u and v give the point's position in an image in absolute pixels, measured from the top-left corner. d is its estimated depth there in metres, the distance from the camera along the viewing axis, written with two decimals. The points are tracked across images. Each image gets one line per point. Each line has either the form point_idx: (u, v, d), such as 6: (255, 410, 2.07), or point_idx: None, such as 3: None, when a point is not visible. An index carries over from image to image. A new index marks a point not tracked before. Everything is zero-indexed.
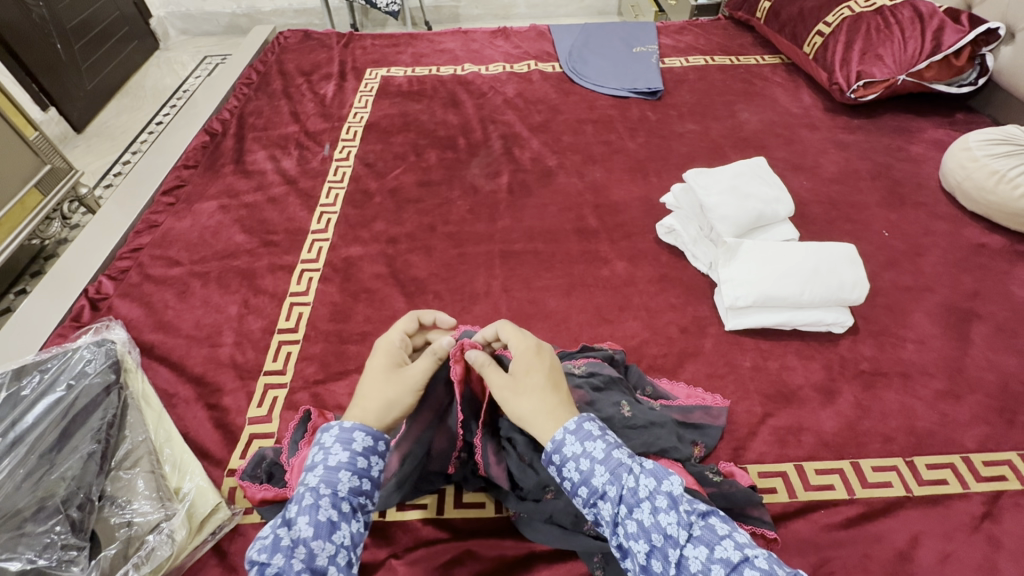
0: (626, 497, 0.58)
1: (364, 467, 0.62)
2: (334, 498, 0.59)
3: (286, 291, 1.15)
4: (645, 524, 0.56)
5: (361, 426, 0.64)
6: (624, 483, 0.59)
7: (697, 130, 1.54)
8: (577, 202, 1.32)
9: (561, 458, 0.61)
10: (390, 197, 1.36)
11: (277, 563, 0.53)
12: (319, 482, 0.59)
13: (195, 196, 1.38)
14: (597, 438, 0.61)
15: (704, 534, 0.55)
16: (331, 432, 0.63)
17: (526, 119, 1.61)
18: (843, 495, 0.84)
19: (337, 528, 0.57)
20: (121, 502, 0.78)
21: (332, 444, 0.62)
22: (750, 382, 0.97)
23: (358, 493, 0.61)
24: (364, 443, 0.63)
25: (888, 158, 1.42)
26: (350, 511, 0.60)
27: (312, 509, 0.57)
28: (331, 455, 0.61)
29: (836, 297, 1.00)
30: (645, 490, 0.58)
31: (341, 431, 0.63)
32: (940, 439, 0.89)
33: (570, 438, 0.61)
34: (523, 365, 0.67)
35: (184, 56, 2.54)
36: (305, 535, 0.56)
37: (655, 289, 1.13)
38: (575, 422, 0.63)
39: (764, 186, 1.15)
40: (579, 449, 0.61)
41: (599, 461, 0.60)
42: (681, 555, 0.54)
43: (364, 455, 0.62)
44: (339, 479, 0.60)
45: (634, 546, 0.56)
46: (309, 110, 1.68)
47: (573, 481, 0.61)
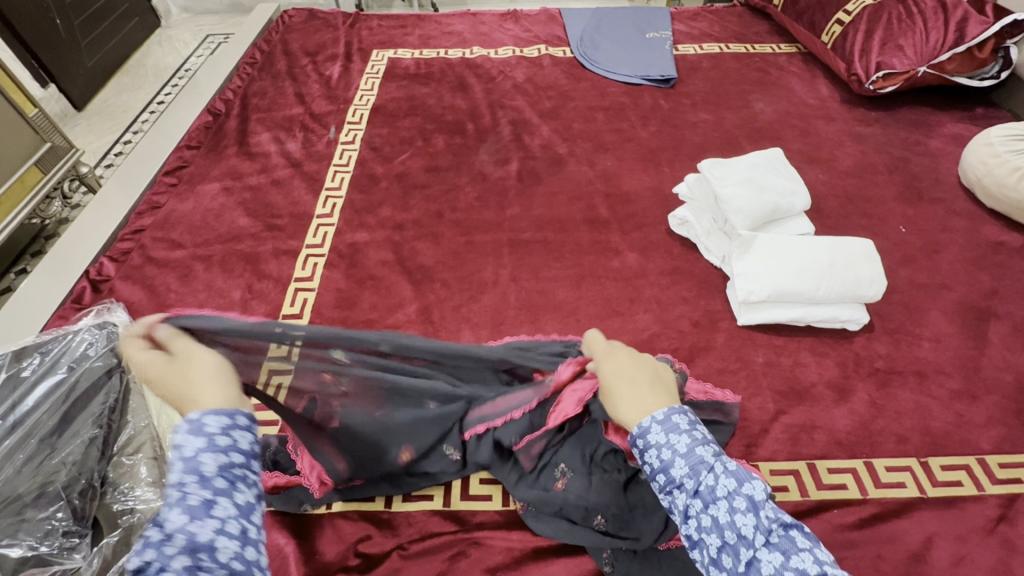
0: (704, 493, 0.55)
1: (228, 445, 0.54)
2: (202, 480, 0.51)
3: (291, 276, 1.13)
4: (721, 521, 0.54)
5: (210, 409, 0.55)
6: (704, 480, 0.56)
7: (711, 119, 1.51)
8: (588, 191, 1.30)
9: (644, 444, 0.60)
10: (397, 182, 1.33)
11: (146, 559, 0.46)
12: (180, 476, 0.51)
13: (198, 177, 1.36)
14: (683, 432, 0.59)
15: (781, 542, 0.52)
16: (175, 428, 0.54)
17: (536, 105, 1.58)
18: (856, 494, 0.83)
19: (214, 504, 0.50)
20: (123, 488, 0.76)
21: (182, 437, 0.53)
22: (763, 378, 0.96)
23: (234, 467, 0.53)
24: (219, 423, 0.54)
25: (906, 152, 1.39)
26: (227, 486, 0.52)
27: (177, 498, 0.49)
28: (185, 446, 0.52)
29: (852, 294, 0.98)
30: (725, 489, 0.55)
31: (187, 422, 0.54)
32: (955, 440, 0.88)
33: (656, 427, 0.60)
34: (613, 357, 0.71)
35: (186, 35, 2.48)
36: (177, 524, 0.48)
37: (666, 281, 1.11)
38: (665, 412, 0.61)
39: (781, 178, 1.13)
40: (663, 439, 0.59)
41: (681, 454, 0.58)
42: (755, 557, 0.52)
43: (223, 433, 0.54)
44: (202, 463, 0.51)
45: (706, 540, 0.55)
46: (314, 91, 1.64)
47: (651, 467, 0.59)
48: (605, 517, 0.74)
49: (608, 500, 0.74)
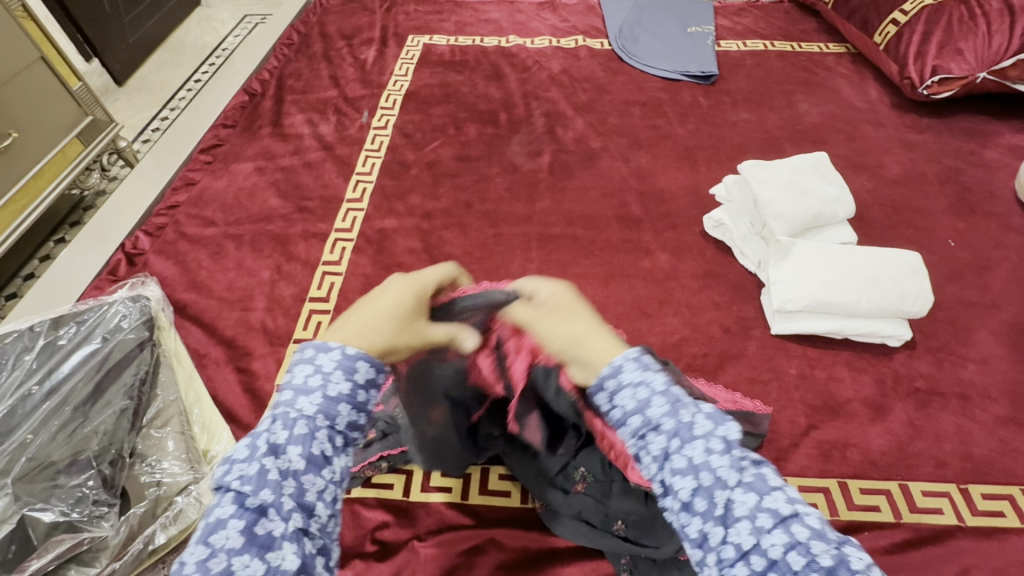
0: (682, 429, 0.50)
1: (363, 401, 0.54)
2: (331, 431, 0.51)
3: (319, 259, 1.13)
4: (697, 462, 0.49)
5: (367, 355, 0.54)
6: (682, 417, 0.51)
7: (752, 119, 1.46)
8: (621, 188, 1.27)
9: (616, 384, 0.53)
10: (427, 170, 1.33)
11: (264, 498, 0.47)
12: (315, 412, 0.51)
13: (232, 155, 1.37)
14: (658, 369, 0.54)
15: (756, 481, 0.48)
16: (331, 353, 0.54)
17: (571, 97, 1.55)
18: (889, 518, 0.80)
19: (329, 464, 0.50)
20: (151, 460, 0.78)
21: (333, 369, 0.53)
22: (795, 391, 0.92)
23: (354, 428, 0.54)
24: (366, 376, 0.54)
25: (959, 162, 1.32)
26: (342, 446, 0.52)
27: (306, 440, 0.50)
28: (332, 384, 0.52)
29: (895, 308, 0.94)
30: (704, 428, 0.50)
31: (344, 358, 0.53)
32: (998, 468, 0.84)
33: (630, 365, 0.53)
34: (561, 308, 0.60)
35: (225, 14, 2.50)
36: (294, 468, 0.49)
37: (698, 285, 1.08)
38: (637, 351, 0.55)
39: (825, 184, 1.08)
40: (638, 378, 0.53)
41: (658, 392, 0.52)
42: (731, 499, 0.47)
43: (365, 388, 0.54)
44: (339, 413, 0.52)
45: (679, 483, 0.49)
46: (348, 74, 1.64)
47: (623, 409, 0.52)
48: (625, 522, 0.73)
49: (628, 507, 0.73)
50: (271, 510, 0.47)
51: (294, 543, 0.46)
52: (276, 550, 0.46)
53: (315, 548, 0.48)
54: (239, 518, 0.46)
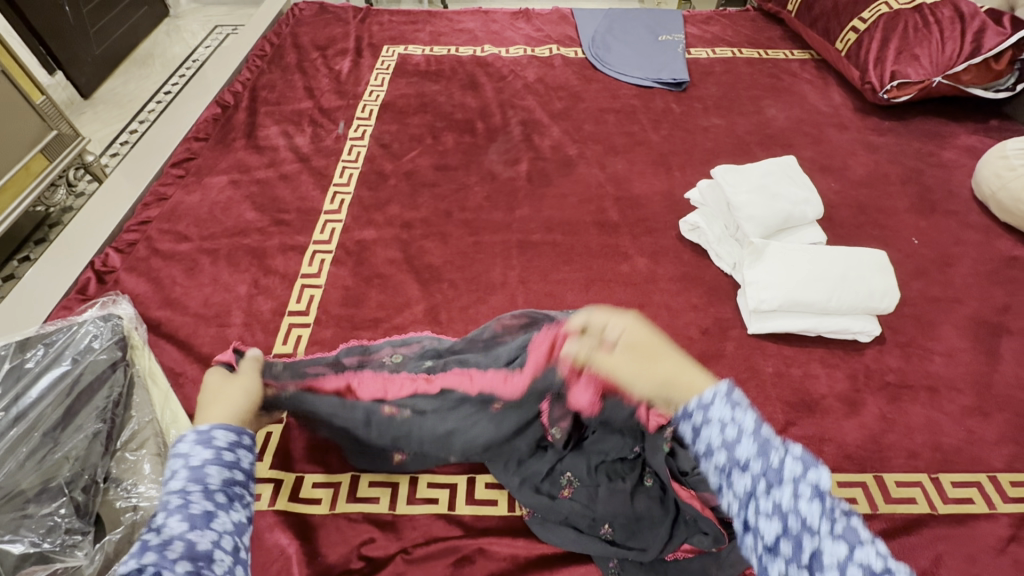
0: (771, 473, 0.55)
1: (233, 460, 0.63)
2: (206, 491, 0.58)
3: (298, 272, 1.12)
4: (783, 506, 0.53)
5: (220, 426, 0.66)
6: (771, 460, 0.55)
7: (723, 124, 1.50)
8: (598, 194, 1.29)
9: (704, 419, 0.61)
10: (406, 180, 1.32)
11: (147, 561, 0.50)
12: (185, 484, 0.58)
13: (205, 169, 1.35)
14: (747, 409, 0.59)
15: (847, 533, 0.50)
16: (187, 439, 0.63)
17: (546, 105, 1.57)
18: (866, 510, 0.82)
19: (214, 517, 0.57)
20: (127, 485, 0.75)
21: (190, 447, 0.62)
22: (773, 388, 0.95)
23: (232, 483, 0.61)
24: (224, 440, 0.64)
25: (919, 163, 1.38)
26: (226, 501, 0.59)
27: (183, 506, 0.56)
28: (193, 456, 0.61)
29: (864, 305, 0.98)
30: (792, 471, 0.54)
31: (199, 434, 0.64)
32: (966, 457, 0.87)
33: (719, 403, 0.60)
34: (636, 338, 0.73)
35: (195, 25, 2.47)
36: (177, 531, 0.54)
37: (676, 288, 1.10)
38: (727, 387, 0.61)
39: (794, 187, 1.12)
40: (727, 415, 0.59)
41: (747, 433, 0.58)
42: (817, 547, 0.50)
43: (229, 449, 0.64)
44: (208, 475, 0.60)
45: (764, 524, 0.54)
46: (323, 86, 1.63)
47: (710, 443, 0.60)
48: (613, 527, 0.74)
49: (619, 511, 0.74)
50: (162, 568, 0.50)
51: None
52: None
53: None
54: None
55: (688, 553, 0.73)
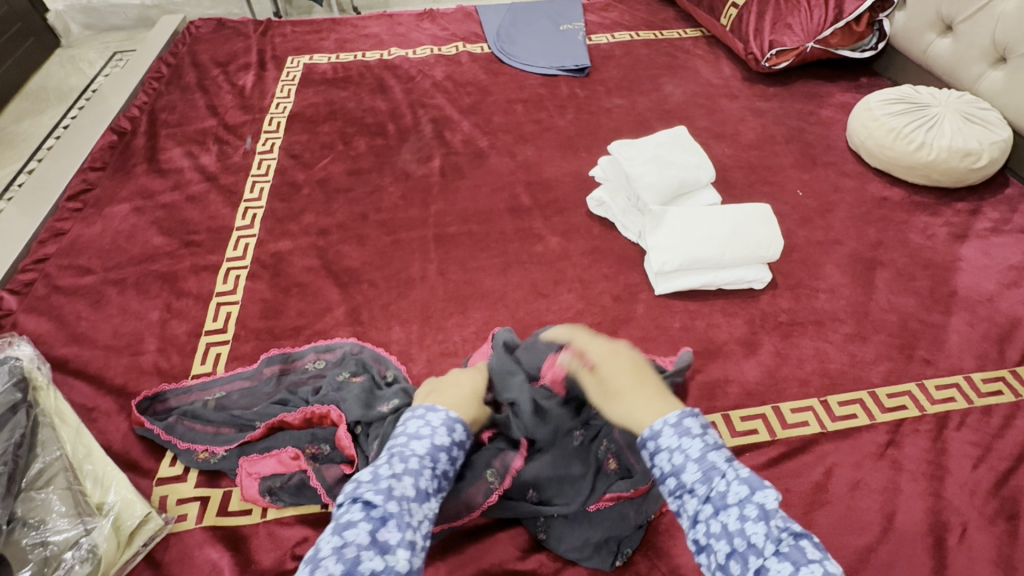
0: (716, 498, 0.61)
1: (449, 457, 0.68)
2: (433, 473, 0.65)
3: (212, 291, 1.10)
4: (731, 528, 0.59)
5: (461, 419, 0.72)
6: (715, 486, 0.62)
7: (625, 104, 1.57)
8: (509, 181, 1.33)
9: (655, 447, 0.67)
10: (319, 188, 1.32)
11: (389, 508, 0.59)
12: (425, 454, 0.66)
13: (105, 199, 1.30)
14: (694, 437, 0.66)
15: (791, 553, 0.56)
16: (438, 414, 0.71)
17: (456, 101, 1.60)
18: (766, 438, 0.90)
19: (427, 499, 0.63)
20: (33, 522, 0.72)
21: (438, 427, 0.70)
22: (680, 341, 1.02)
23: (446, 476, 0.67)
24: (460, 434, 0.71)
25: (800, 122, 1.50)
26: (436, 489, 0.66)
27: (417, 474, 0.64)
28: (436, 437, 0.69)
29: (754, 256, 1.06)
30: (737, 497, 0.60)
31: (447, 418, 0.71)
32: (850, 378, 0.97)
33: (668, 431, 0.67)
34: (607, 367, 0.78)
35: (91, 52, 2.20)
36: (408, 494, 0.62)
37: (588, 261, 1.15)
38: (676, 417, 0.67)
39: (686, 154, 1.20)
40: (674, 444, 0.66)
41: (693, 459, 0.64)
42: (764, 565, 0.56)
43: (458, 446, 0.70)
44: (439, 457, 0.67)
45: (716, 545, 0.60)
46: (227, 103, 1.60)
47: (662, 470, 0.66)
48: (537, 489, 0.78)
49: (542, 473, 0.78)
50: (389, 520, 0.58)
51: (404, 550, 0.57)
52: (393, 556, 0.56)
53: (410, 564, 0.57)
54: (367, 526, 0.57)
55: (609, 502, 0.77)
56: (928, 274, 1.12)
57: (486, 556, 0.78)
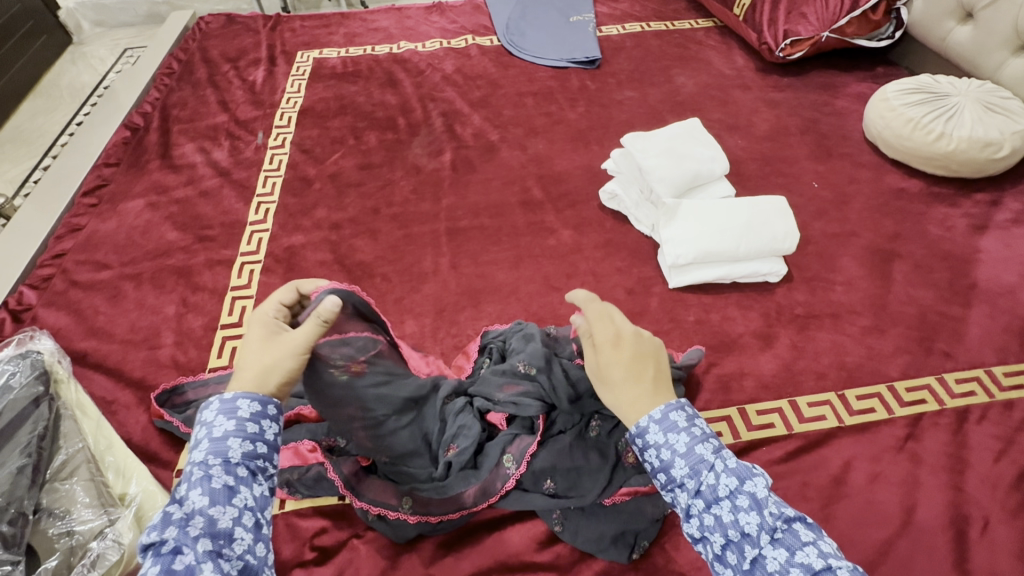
0: (706, 493, 0.57)
1: (256, 432, 0.56)
2: (226, 465, 0.53)
3: (227, 285, 1.11)
4: (725, 520, 0.56)
5: (245, 393, 0.58)
6: (705, 480, 0.58)
7: (636, 96, 1.56)
8: (521, 174, 1.33)
9: (643, 444, 0.61)
10: (331, 182, 1.33)
11: (172, 537, 0.49)
12: (207, 454, 0.54)
13: (120, 195, 1.31)
14: (681, 431, 0.60)
15: (785, 539, 0.54)
16: (211, 405, 0.57)
17: (465, 95, 1.59)
18: (783, 431, 0.90)
19: (235, 493, 0.53)
20: (59, 512, 0.73)
21: (214, 416, 0.56)
22: (695, 335, 1.01)
23: (256, 456, 0.56)
24: (251, 408, 0.57)
25: (815, 113, 1.48)
26: (249, 476, 0.54)
27: (203, 480, 0.52)
28: (215, 427, 0.55)
29: (769, 248, 1.05)
30: (727, 489, 0.57)
31: (222, 403, 0.57)
32: (867, 371, 0.96)
33: (654, 427, 0.61)
34: (611, 342, 0.66)
35: (101, 50, 2.21)
36: (199, 505, 0.51)
37: (600, 254, 1.15)
38: (661, 412, 0.61)
39: (700, 146, 1.19)
40: (662, 440, 0.60)
41: (680, 455, 0.59)
42: (760, 554, 0.54)
43: (254, 421, 0.57)
44: (229, 447, 0.54)
45: (711, 538, 0.57)
46: (237, 98, 1.60)
47: (652, 467, 0.61)
48: (554, 480, 0.78)
49: (560, 463, 0.78)
50: (183, 546, 0.48)
51: (209, 564, 0.48)
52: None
53: (235, 569, 0.50)
54: (155, 565, 0.48)
55: (624, 496, 0.78)
56: (947, 266, 1.10)
57: (502, 548, 0.79)
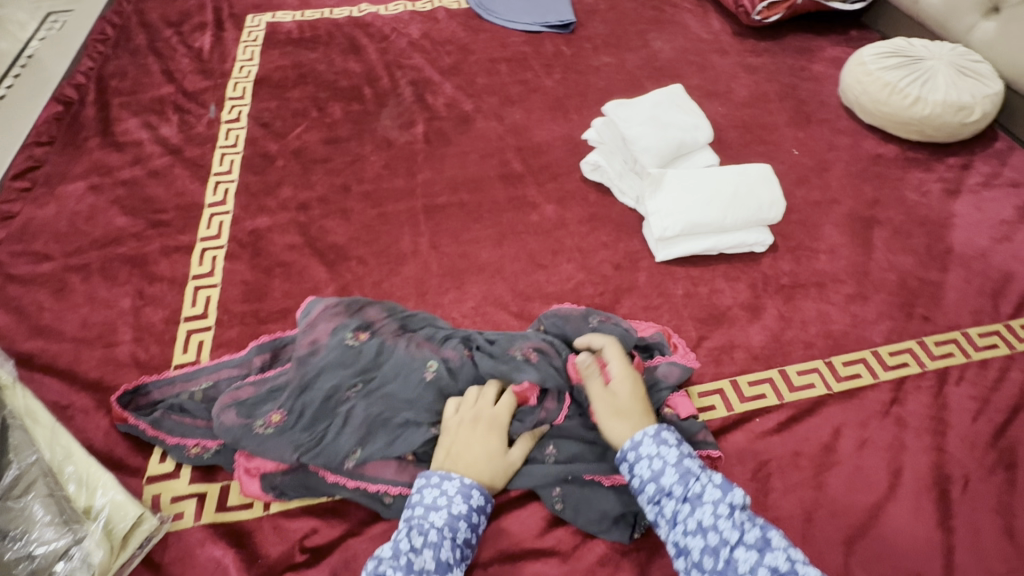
0: (692, 497, 0.66)
1: (476, 522, 0.71)
2: (453, 543, 0.67)
3: (187, 274, 1.03)
4: (705, 524, 0.64)
5: (479, 484, 0.72)
6: (691, 487, 0.67)
7: (614, 62, 1.50)
8: (499, 147, 1.27)
9: (636, 455, 0.71)
10: (295, 159, 1.23)
11: None
12: (443, 526, 0.68)
13: (57, 177, 1.18)
14: (672, 445, 0.71)
15: (757, 542, 0.61)
16: (454, 481, 0.72)
17: (435, 62, 1.50)
18: (773, 402, 0.90)
19: (450, 570, 0.66)
20: (15, 534, 0.68)
21: (454, 494, 0.71)
22: (684, 308, 1.00)
23: (468, 544, 0.69)
24: (478, 500, 0.72)
25: (793, 79, 1.46)
26: (460, 558, 0.68)
27: (437, 546, 0.66)
28: (454, 505, 0.70)
29: (755, 218, 1.04)
30: (710, 496, 0.66)
31: (462, 485, 0.71)
32: (852, 338, 0.97)
33: (648, 440, 0.71)
34: (624, 384, 0.78)
35: (20, 12, 1.97)
36: (427, 566, 0.65)
37: (586, 229, 1.11)
38: (655, 429, 0.72)
39: (683, 114, 1.15)
40: (654, 451, 0.70)
41: (671, 464, 0.69)
42: (733, 554, 0.61)
43: (477, 511, 0.71)
44: (459, 527, 0.69)
45: (691, 543, 0.64)
46: (183, 67, 1.46)
47: (642, 477, 0.70)
48: (558, 449, 0.80)
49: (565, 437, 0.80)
50: None
51: None
52: None
53: None
54: None
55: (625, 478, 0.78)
56: (924, 231, 1.12)
57: (501, 536, 0.78)
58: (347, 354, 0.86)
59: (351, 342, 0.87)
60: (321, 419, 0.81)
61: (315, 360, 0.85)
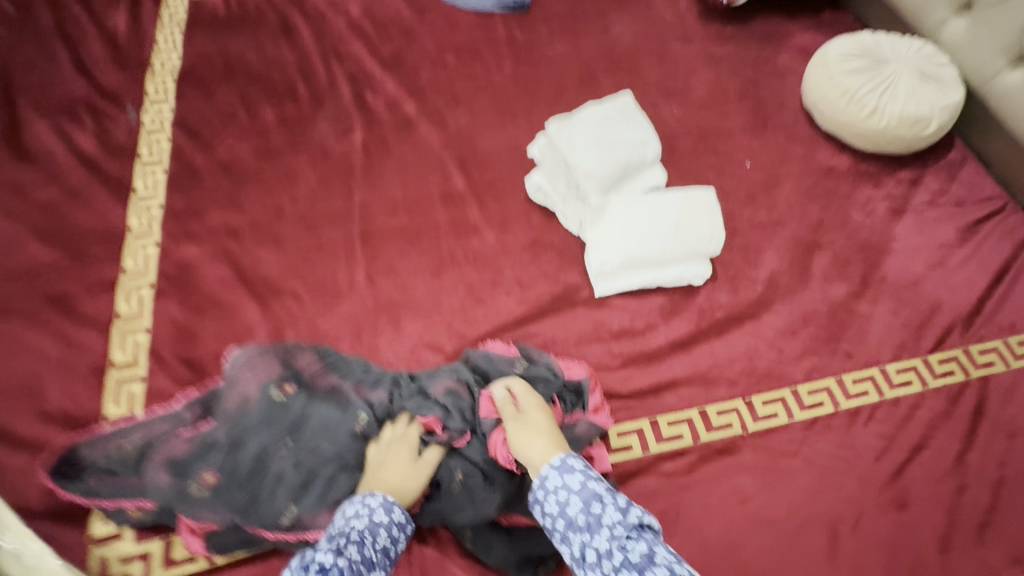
0: (590, 523, 0.68)
1: (397, 535, 0.73)
2: (376, 548, 0.70)
3: (115, 316, 1.00)
4: (601, 550, 0.65)
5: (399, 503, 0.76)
6: (591, 514, 0.69)
7: (569, 51, 1.39)
8: (441, 160, 1.20)
9: (544, 491, 0.73)
10: (223, 175, 1.16)
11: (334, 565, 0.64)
12: (365, 529, 0.71)
13: None
14: (575, 473, 0.73)
15: (640, 561, 0.62)
16: (376, 496, 0.76)
17: (375, 50, 1.37)
18: (687, 442, 0.94)
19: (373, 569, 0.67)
20: None
21: (376, 505, 0.74)
22: (617, 346, 1.01)
23: (391, 553, 0.71)
24: (399, 515, 0.75)
25: (756, 73, 1.38)
26: (383, 564, 0.69)
27: (359, 545, 0.68)
28: (375, 513, 0.73)
29: (693, 252, 1.07)
30: (604, 521, 0.67)
31: (384, 500, 0.75)
32: (776, 376, 1.00)
33: (554, 473, 0.74)
34: (531, 410, 0.83)
35: None
36: (353, 561, 0.66)
37: (526, 258, 1.09)
38: (560, 457, 0.75)
39: (630, 132, 1.12)
40: (559, 483, 0.73)
41: (574, 493, 0.71)
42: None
43: (399, 526, 0.74)
44: (379, 532, 0.71)
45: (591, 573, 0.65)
46: (95, 54, 1.32)
47: (552, 513, 0.72)
48: None
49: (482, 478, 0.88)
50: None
51: None
52: None
53: None
54: None
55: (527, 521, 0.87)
56: (862, 258, 1.12)
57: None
58: (274, 410, 0.87)
59: (278, 396, 0.88)
60: (254, 478, 0.84)
61: (243, 417, 0.86)
